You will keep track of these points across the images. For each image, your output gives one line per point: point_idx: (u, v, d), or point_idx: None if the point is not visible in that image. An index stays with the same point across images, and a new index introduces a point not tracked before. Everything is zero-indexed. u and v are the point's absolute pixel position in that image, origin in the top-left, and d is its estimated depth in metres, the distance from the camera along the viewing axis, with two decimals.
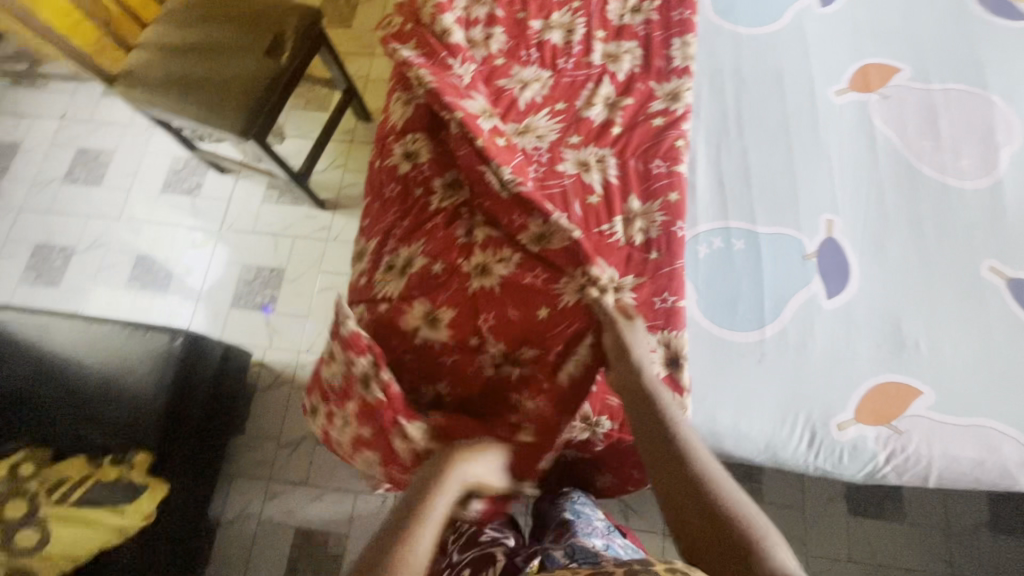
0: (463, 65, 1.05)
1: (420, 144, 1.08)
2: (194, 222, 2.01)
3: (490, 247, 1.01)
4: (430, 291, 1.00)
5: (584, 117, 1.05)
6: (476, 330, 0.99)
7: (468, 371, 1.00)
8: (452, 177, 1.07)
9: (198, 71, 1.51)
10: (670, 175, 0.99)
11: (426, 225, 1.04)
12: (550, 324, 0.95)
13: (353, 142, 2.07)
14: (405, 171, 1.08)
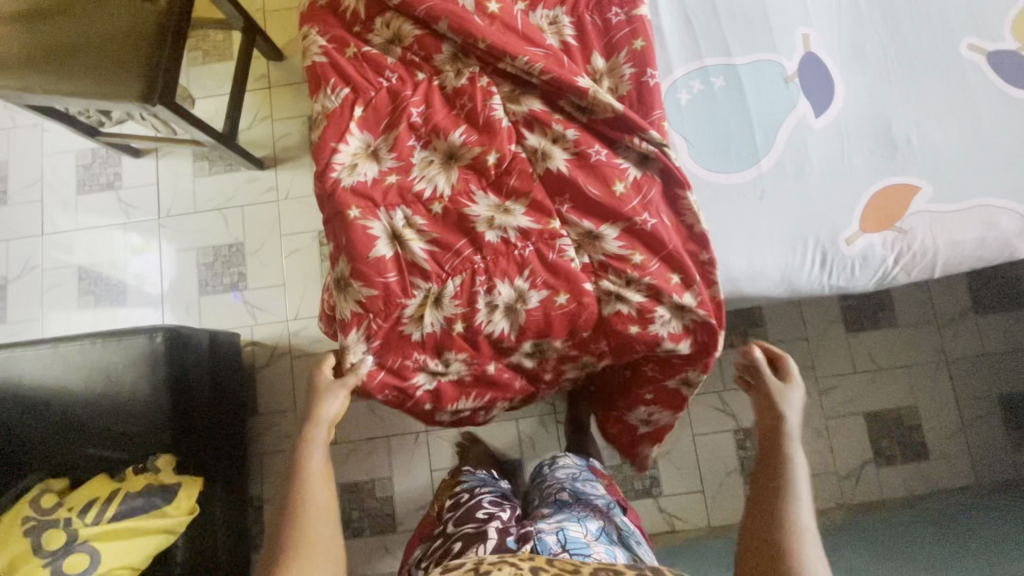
0: None
1: (398, 24, 0.89)
2: (128, 218, 1.83)
3: (536, 123, 0.88)
4: (496, 180, 0.87)
5: None
6: (556, 214, 0.86)
7: (548, 258, 0.85)
8: (453, 48, 0.89)
9: (69, 38, 1.29)
10: (631, 22, 0.89)
11: (456, 108, 0.89)
12: (628, 196, 0.86)
13: (270, 88, 1.87)
14: (387, 61, 0.89)
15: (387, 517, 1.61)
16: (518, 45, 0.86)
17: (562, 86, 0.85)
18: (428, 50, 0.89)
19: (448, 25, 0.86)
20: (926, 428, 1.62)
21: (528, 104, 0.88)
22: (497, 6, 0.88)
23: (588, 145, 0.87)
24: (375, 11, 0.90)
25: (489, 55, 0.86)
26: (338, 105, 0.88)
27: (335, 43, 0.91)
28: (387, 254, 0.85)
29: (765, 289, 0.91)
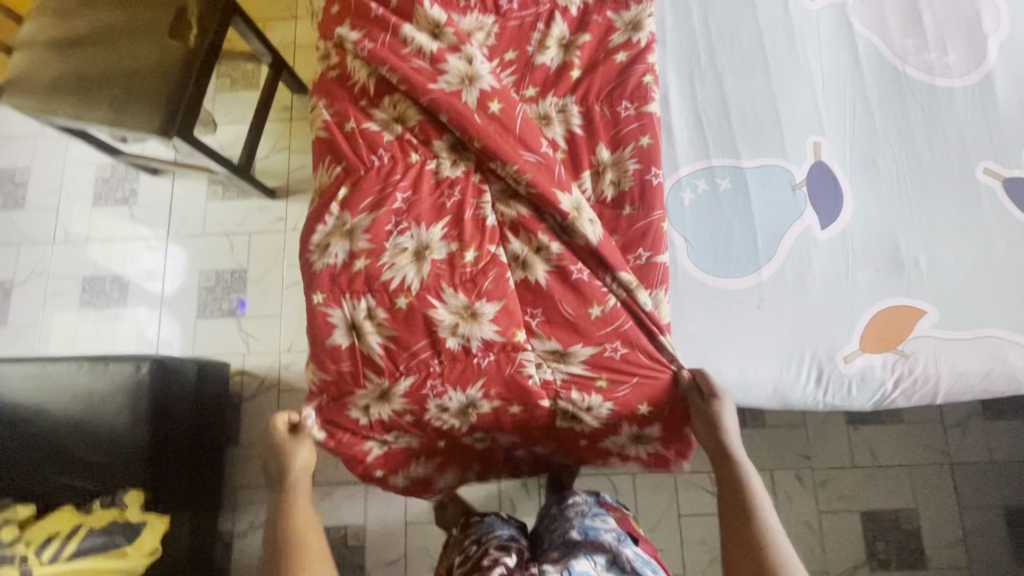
0: (398, 33, 0.87)
1: (402, 106, 0.86)
2: (139, 234, 1.85)
3: (522, 228, 0.83)
4: (467, 282, 0.81)
5: (538, 63, 0.91)
6: (524, 325, 0.82)
7: (505, 373, 0.80)
8: (452, 140, 0.85)
9: (97, 66, 1.31)
10: (640, 118, 0.88)
11: (445, 204, 0.84)
12: (604, 322, 0.82)
13: (291, 121, 1.91)
14: (384, 139, 0.85)
15: (356, 568, 1.56)
16: (512, 151, 0.83)
17: (544, 203, 0.82)
18: (428, 136, 0.85)
19: (448, 117, 0.84)
20: (926, 534, 1.54)
21: (516, 206, 0.84)
22: (500, 106, 0.84)
23: (571, 261, 0.82)
24: (385, 89, 0.87)
25: (480, 160, 0.84)
26: (331, 181, 0.84)
27: (337, 116, 0.87)
28: (342, 344, 0.80)
29: (755, 399, 0.88)
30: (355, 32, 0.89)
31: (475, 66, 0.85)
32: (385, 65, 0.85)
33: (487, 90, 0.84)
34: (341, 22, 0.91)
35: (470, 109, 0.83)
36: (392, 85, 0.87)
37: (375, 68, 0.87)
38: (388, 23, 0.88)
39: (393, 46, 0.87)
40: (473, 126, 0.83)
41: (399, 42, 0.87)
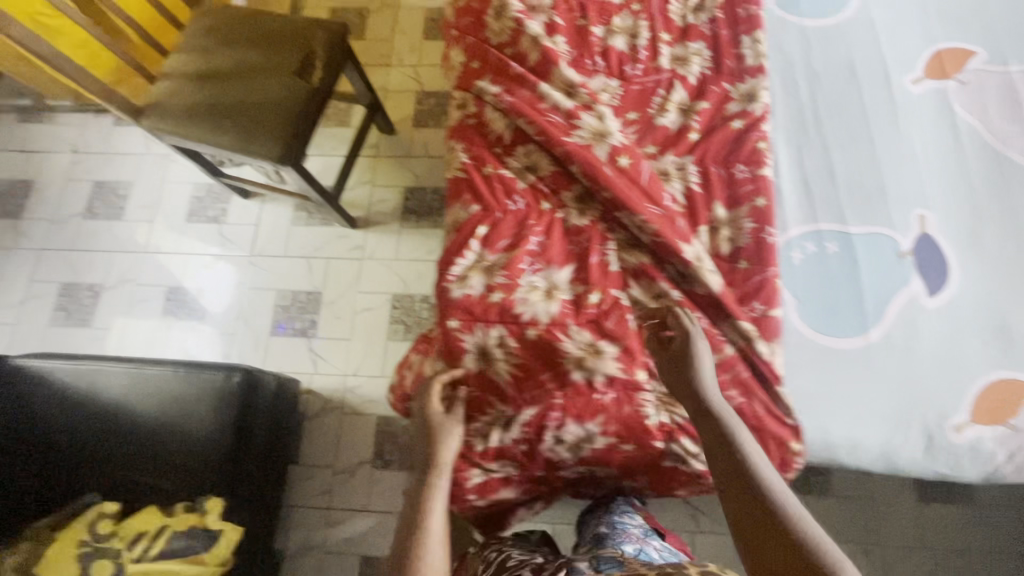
0: (536, 90, 0.96)
1: (537, 156, 0.94)
2: (225, 251, 1.96)
3: (644, 276, 0.89)
4: (594, 323, 0.86)
5: (659, 124, 0.99)
6: (644, 366, 0.85)
7: (626, 411, 0.84)
8: (582, 190, 0.92)
9: (229, 98, 1.44)
10: (755, 180, 0.94)
11: (575, 249, 0.90)
12: (720, 370, 0.85)
13: (376, 157, 2.04)
14: (519, 185, 0.93)
15: None
16: (640, 202, 0.89)
17: (668, 250, 0.87)
18: (559, 186, 0.93)
19: (580, 168, 0.91)
20: None
21: (638, 256, 0.89)
22: (628, 160, 0.91)
23: (691, 309, 0.87)
24: (520, 139, 0.96)
25: (610, 208, 0.90)
26: (468, 219, 0.91)
27: (475, 160, 0.96)
28: (471, 369, 0.86)
29: (862, 461, 0.89)
30: (495, 85, 0.98)
31: (606, 123, 0.93)
32: (526, 117, 0.93)
33: (618, 145, 0.92)
34: (482, 76, 1.00)
35: (601, 162, 0.90)
36: (527, 136, 0.95)
37: (513, 120, 0.96)
38: (527, 81, 0.97)
39: (532, 101, 0.95)
40: (603, 177, 0.89)
41: (537, 98, 0.96)
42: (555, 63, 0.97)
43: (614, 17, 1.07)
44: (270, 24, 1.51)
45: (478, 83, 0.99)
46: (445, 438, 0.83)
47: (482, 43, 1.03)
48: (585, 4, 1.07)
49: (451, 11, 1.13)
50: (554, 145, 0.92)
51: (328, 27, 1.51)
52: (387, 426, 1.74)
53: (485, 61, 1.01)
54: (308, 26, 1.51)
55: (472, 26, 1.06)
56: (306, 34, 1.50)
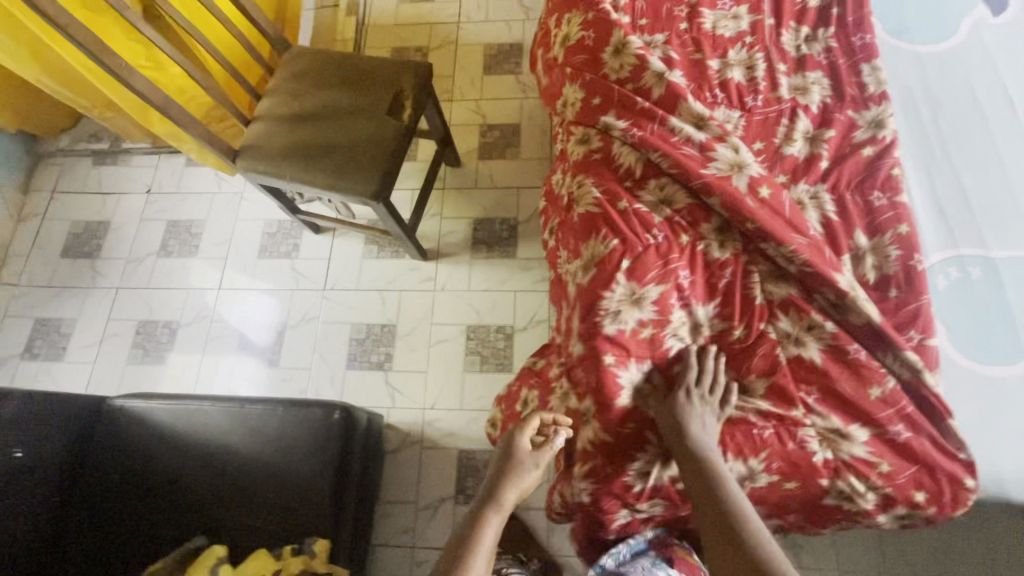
0: (667, 124, 0.96)
1: (672, 189, 0.94)
2: (298, 286, 1.98)
3: (793, 307, 0.87)
4: (736, 362, 0.87)
5: (787, 153, 0.98)
6: (800, 401, 0.83)
7: (789, 447, 0.82)
8: (721, 222, 0.91)
9: (323, 139, 1.48)
10: (895, 207, 0.93)
11: (719, 283, 0.89)
12: (882, 403, 0.83)
13: (443, 190, 2.07)
14: (656, 219, 0.92)
15: None
16: (787, 232, 0.87)
17: (820, 280, 0.86)
18: (696, 219, 0.92)
19: (720, 200, 0.90)
20: None
21: (787, 287, 0.88)
22: (769, 191, 0.90)
23: (848, 340, 0.84)
24: (651, 173, 0.96)
25: (753, 239, 0.89)
26: (609, 254, 0.90)
27: (607, 195, 0.96)
28: (629, 407, 0.87)
29: None
30: (622, 120, 0.99)
31: (742, 154, 0.93)
32: (661, 151, 0.93)
33: (756, 176, 0.91)
34: (606, 112, 1.01)
35: (743, 193, 0.90)
36: (660, 170, 0.96)
37: (644, 154, 0.96)
38: (656, 115, 0.97)
39: (663, 135, 0.96)
40: (747, 208, 0.88)
41: (667, 131, 0.96)
42: (683, 96, 0.98)
43: (728, 50, 1.08)
44: (358, 67, 1.56)
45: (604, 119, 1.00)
46: (522, 471, 1.01)
47: (603, 80, 1.04)
48: (699, 39, 1.08)
49: (560, 49, 1.15)
50: (692, 179, 0.92)
51: (415, 69, 1.56)
52: (468, 460, 1.70)
53: (608, 96, 1.02)
54: (396, 69, 1.56)
55: (589, 63, 1.08)
56: (395, 76, 1.54)
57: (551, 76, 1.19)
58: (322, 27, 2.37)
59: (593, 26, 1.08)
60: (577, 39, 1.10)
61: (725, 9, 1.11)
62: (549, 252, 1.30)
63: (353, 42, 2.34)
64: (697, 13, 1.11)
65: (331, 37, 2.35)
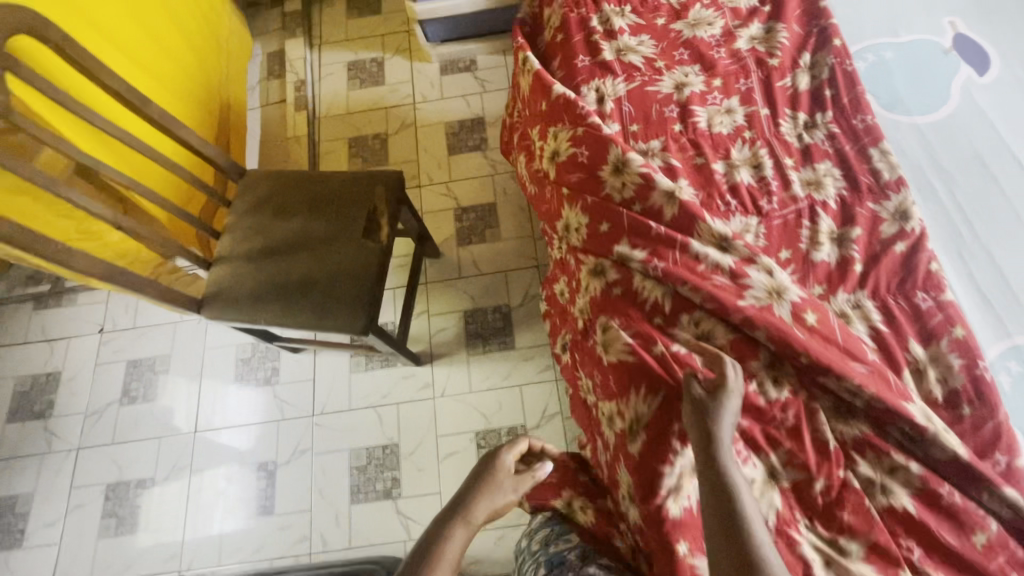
0: (688, 249, 0.88)
1: (709, 324, 0.85)
2: (283, 414, 1.80)
3: (868, 447, 0.78)
4: (822, 516, 0.76)
5: (817, 260, 0.91)
6: (902, 560, 0.73)
7: None
8: (771, 356, 0.82)
9: (298, 271, 1.35)
10: (943, 308, 0.86)
11: (783, 428, 0.79)
12: (990, 551, 0.73)
13: (426, 284, 1.95)
14: (699, 362, 0.83)
15: None
16: (845, 362, 0.79)
17: (891, 414, 0.77)
18: (743, 355, 0.83)
19: (767, 334, 0.82)
20: None
21: (857, 424, 0.79)
22: (815, 315, 0.83)
23: (938, 482, 0.75)
24: (682, 306, 0.87)
25: (809, 373, 0.80)
26: (656, 415, 0.82)
27: (639, 339, 0.87)
28: None
29: None
30: (640, 249, 0.91)
31: (778, 276, 0.85)
32: (691, 286, 0.85)
33: (799, 301, 0.83)
34: (619, 240, 0.93)
35: (789, 323, 0.81)
36: (692, 303, 0.87)
37: (672, 287, 0.87)
38: (675, 240, 0.89)
39: (687, 263, 0.88)
40: (799, 341, 0.80)
41: (691, 258, 0.88)
42: (700, 217, 0.90)
43: (730, 148, 1.01)
44: (324, 185, 1.45)
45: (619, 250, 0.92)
46: (500, 485, 1.00)
47: (608, 203, 0.96)
48: (697, 141, 1.02)
49: (550, 166, 1.07)
50: (732, 312, 0.83)
51: (386, 179, 1.45)
52: None
53: (618, 223, 0.94)
54: (365, 182, 1.45)
55: (588, 183, 1.00)
56: (365, 191, 1.44)
57: (544, 191, 1.11)
58: (271, 124, 2.24)
59: (585, 143, 1.00)
60: (569, 157, 1.02)
61: (717, 104, 1.06)
62: (568, 369, 1.20)
63: (307, 136, 2.21)
64: (689, 112, 1.04)
65: (283, 134, 2.22)
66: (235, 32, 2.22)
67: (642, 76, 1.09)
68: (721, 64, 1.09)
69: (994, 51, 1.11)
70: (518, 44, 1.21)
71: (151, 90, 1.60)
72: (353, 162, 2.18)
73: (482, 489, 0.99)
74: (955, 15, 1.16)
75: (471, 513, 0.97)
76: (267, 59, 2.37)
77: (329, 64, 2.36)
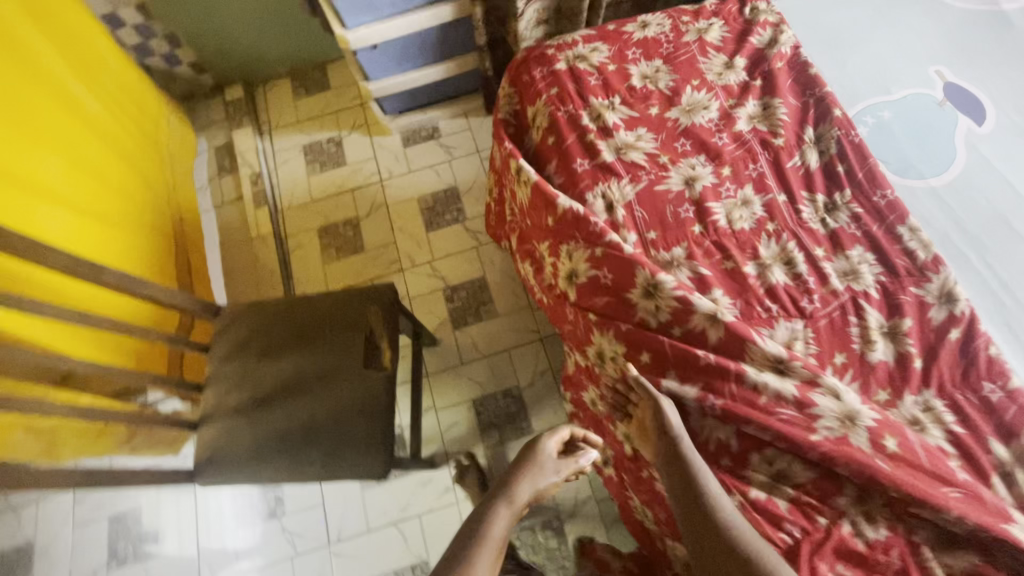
0: (745, 379, 0.83)
1: (784, 461, 0.80)
2: (296, 550, 1.64)
3: None
4: None
5: (874, 362, 0.86)
6: None
7: None
8: (858, 492, 0.76)
9: (298, 418, 1.21)
10: (1014, 398, 0.82)
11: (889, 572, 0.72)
12: None
13: (428, 377, 1.83)
14: (782, 507, 0.78)
15: None
16: (936, 489, 0.74)
17: (1000, 541, 0.71)
18: (828, 492, 0.78)
19: (847, 468, 0.76)
20: None
21: (966, 554, 0.73)
22: (895, 440, 0.78)
23: None
24: (752, 444, 0.81)
25: (903, 504, 0.74)
26: None
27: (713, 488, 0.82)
28: None
29: None
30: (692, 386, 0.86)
31: (847, 400, 0.80)
32: (757, 424, 0.79)
33: (874, 424, 0.79)
34: (665, 374, 0.88)
35: (867, 453, 0.77)
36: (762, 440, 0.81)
37: (736, 423, 0.82)
38: (728, 372, 0.84)
39: (746, 397, 0.83)
40: (884, 473, 0.74)
41: (749, 389, 0.83)
42: (751, 339, 0.84)
43: (757, 246, 0.96)
44: (311, 312, 1.32)
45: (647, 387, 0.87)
46: (541, 466, 0.98)
47: (648, 330, 0.90)
48: (721, 242, 0.96)
49: (568, 287, 1.00)
50: (805, 450, 0.78)
51: (378, 295, 1.33)
52: None
53: (661, 353, 0.88)
54: (356, 302, 1.32)
55: (621, 309, 0.93)
56: (357, 312, 1.31)
57: (563, 311, 1.03)
58: (231, 225, 2.09)
59: (607, 265, 0.94)
60: (591, 280, 0.96)
61: (732, 196, 1.00)
62: (614, 486, 1.10)
63: (273, 233, 2.06)
64: (706, 211, 0.98)
65: (246, 235, 2.07)
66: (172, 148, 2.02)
67: (648, 175, 1.02)
68: (727, 151, 1.03)
69: (986, 97, 1.11)
70: (508, 150, 1.13)
71: (57, 241, 1.28)
72: (327, 254, 2.04)
73: (524, 470, 0.96)
74: (939, 64, 1.15)
75: (515, 492, 0.93)
76: (215, 154, 2.22)
77: (284, 151, 2.22)
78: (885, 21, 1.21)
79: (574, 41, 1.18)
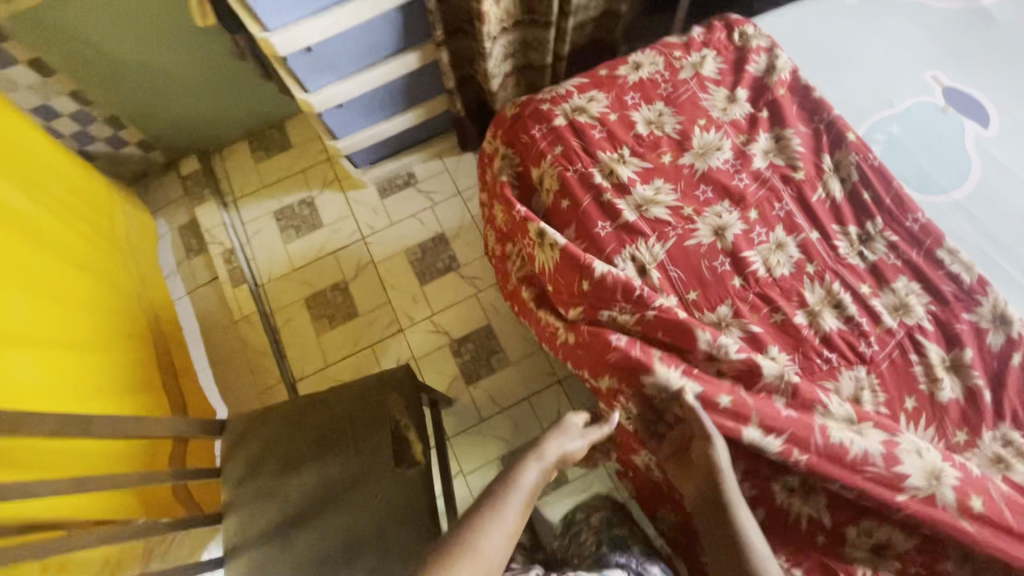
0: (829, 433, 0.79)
1: (883, 531, 0.78)
2: None
3: None
4: None
5: (945, 401, 0.83)
6: None
7: None
8: (962, 554, 0.76)
9: (334, 536, 1.11)
10: None
11: None
12: None
13: (450, 442, 1.74)
14: None
15: None
16: None
17: None
18: (932, 558, 0.76)
19: (944, 530, 0.75)
20: None
21: None
22: (986, 496, 0.75)
23: None
24: (845, 517, 0.79)
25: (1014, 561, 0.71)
26: None
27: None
28: None
29: None
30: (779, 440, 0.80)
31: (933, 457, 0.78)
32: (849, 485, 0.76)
33: (963, 478, 0.76)
34: (746, 428, 0.81)
35: (960, 511, 0.75)
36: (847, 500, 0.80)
37: (824, 481, 0.78)
38: (813, 427, 0.80)
39: (834, 453, 0.78)
40: (977, 535, 0.74)
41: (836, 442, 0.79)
42: (820, 401, 0.82)
43: (802, 291, 0.92)
44: (326, 412, 1.22)
45: (705, 430, 0.80)
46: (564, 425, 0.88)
47: (720, 384, 0.85)
48: (766, 294, 0.92)
49: None
50: (900, 512, 0.76)
51: (397, 381, 1.24)
52: None
53: (743, 412, 0.82)
54: (373, 393, 1.23)
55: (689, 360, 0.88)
56: (377, 405, 1.22)
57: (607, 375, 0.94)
58: (210, 310, 1.96)
59: (659, 324, 0.88)
60: (641, 340, 0.89)
61: (765, 241, 0.96)
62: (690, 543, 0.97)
63: (258, 312, 1.94)
64: (743, 261, 0.94)
65: (229, 319, 1.94)
66: (134, 248, 1.83)
67: (676, 230, 0.97)
68: (750, 193, 1.00)
69: (986, 98, 1.10)
70: (521, 214, 1.06)
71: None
72: (319, 324, 1.93)
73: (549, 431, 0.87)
74: (934, 68, 1.14)
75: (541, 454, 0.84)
76: (180, 235, 2.08)
77: (254, 221, 2.10)
78: (872, 31, 1.20)
79: (568, 92, 1.12)
